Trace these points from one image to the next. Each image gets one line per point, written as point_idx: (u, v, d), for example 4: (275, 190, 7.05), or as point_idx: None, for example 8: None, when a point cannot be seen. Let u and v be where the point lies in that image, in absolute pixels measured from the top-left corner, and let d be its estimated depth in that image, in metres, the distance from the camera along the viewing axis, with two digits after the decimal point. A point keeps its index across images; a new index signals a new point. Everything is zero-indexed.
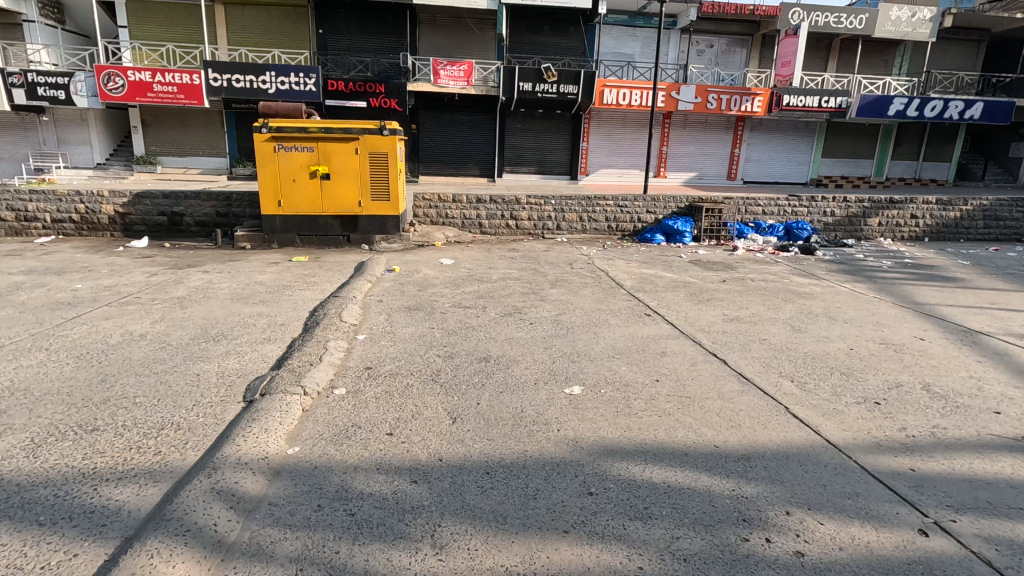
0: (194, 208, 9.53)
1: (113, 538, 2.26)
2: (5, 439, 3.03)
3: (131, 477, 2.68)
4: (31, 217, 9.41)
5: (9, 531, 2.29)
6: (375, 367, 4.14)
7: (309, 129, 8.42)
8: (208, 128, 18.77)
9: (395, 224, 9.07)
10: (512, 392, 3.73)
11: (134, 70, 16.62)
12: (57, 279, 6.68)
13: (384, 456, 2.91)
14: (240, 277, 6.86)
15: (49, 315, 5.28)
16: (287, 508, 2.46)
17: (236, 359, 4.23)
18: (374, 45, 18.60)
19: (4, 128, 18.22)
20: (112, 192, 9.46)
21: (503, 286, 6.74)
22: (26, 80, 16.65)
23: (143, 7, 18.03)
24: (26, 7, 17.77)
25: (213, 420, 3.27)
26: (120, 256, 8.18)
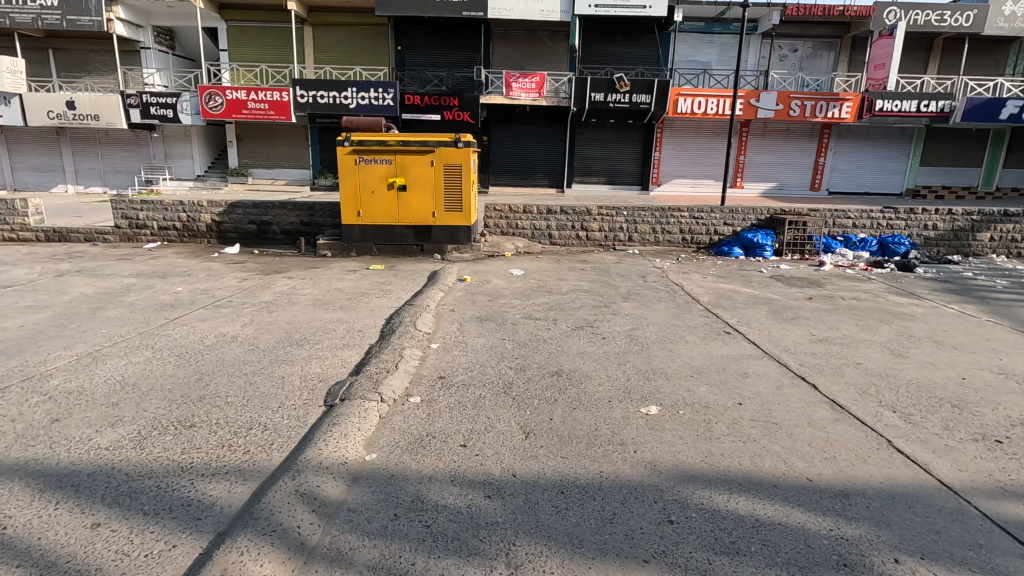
0: (281, 218, 10.12)
1: (206, 532, 2.38)
2: (117, 431, 3.29)
3: (223, 474, 2.83)
4: (141, 224, 10.33)
5: (118, 518, 2.48)
6: (448, 376, 4.18)
7: (388, 142, 8.77)
8: (294, 142, 19.97)
9: (467, 234, 9.21)
10: (585, 408, 3.64)
11: (231, 89, 18.00)
12: (161, 283, 7.27)
13: (458, 468, 2.91)
14: (321, 284, 7.19)
15: (155, 316, 5.75)
16: (365, 515, 2.50)
17: (318, 363, 4.41)
18: (449, 59, 19.14)
19: (121, 144, 20.22)
20: (210, 202, 10.23)
21: (573, 298, 6.66)
22: (141, 101, 18.43)
23: (242, 32, 19.54)
24: (144, 36, 19.76)
25: (297, 422, 3.41)
26: (216, 262, 8.81)
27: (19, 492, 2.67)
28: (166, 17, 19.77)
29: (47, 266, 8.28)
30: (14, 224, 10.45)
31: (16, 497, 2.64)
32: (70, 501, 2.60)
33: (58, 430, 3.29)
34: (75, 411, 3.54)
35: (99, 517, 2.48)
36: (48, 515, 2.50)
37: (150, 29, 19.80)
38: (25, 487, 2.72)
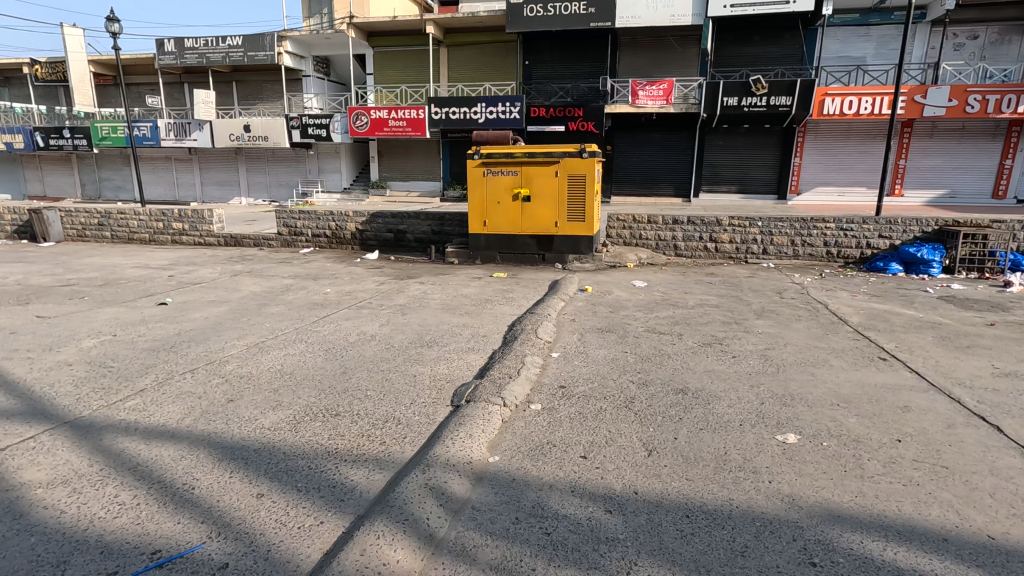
0: (415, 227, 10.84)
1: (348, 513, 2.62)
2: (277, 414, 3.74)
3: (363, 461, 3.09)
4: (298, 232, 11.66)
5: (278, 491, 2.81)
6: (568, 386, 4.18)
7: (515, 154, 9.05)
8: (428, 156, 21.36)
9: (588, 244, 9.17)
10: (713, 430, 3.44)
11: (375, 109, 19.73)
12: (313, 284, 8.15)
13: (579, 479, 2.90)
14: (449, 290, 7.59)
15: (309, 313, 6.46)
16: (488, 515, 2.59)
17: (445, 364, 4.66)
18: (575, 71, 19.28)
19: (284, 161, 23.01)
20: (355, 212, 11.27)
21: (700, 313, 6.34)
22: (302, 123, 20.87)
23: (386, 56, 21.37)
24: (306, 65, 22.40)
25: (427, 419, 3.62)
26: (358, 266, 9.69)
27: (205, 458, 3.15)
28: (324, 48, 22.25)
29: (226, 267, 9.66)
30: (202, 230, 12.35)
31: (201, 462, 3.11)
32: (241, 471, 3.01)
33: (232, 409, 3.83)
34: (245, 393, 4.09)
35: (264, 488, 2.83)
36: (226, 480, 2.92)
37: (311, 60, 22.42)
38: (208, 455, 3.19)
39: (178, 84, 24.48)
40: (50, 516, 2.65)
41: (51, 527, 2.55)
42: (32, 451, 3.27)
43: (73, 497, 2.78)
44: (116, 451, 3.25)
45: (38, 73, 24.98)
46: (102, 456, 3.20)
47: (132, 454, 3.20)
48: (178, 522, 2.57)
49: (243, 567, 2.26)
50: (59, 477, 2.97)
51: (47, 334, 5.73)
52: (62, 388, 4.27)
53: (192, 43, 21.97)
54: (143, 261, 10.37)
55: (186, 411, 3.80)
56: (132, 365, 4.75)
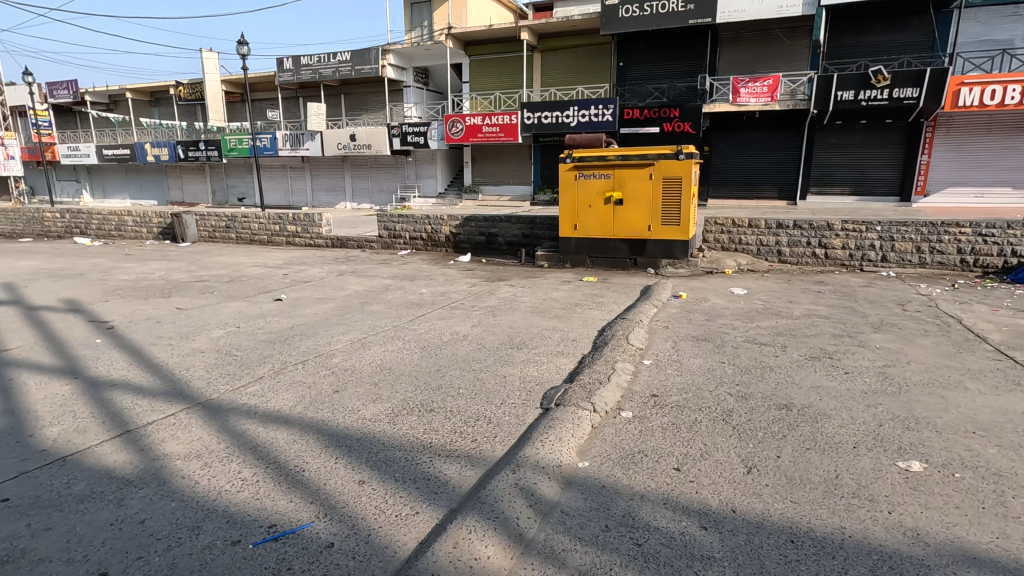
0: (506, 230, 11.01)
1: (442, 506, 2.71)
2: (377, 406, 3.96)
3: (456, 457, 3.19)
4: (397, 234, 12.29)
5: (378, 479, 2.98)
6: (661, 395, 4.05)
7: (608, 157, 8.94)
8: (519, 160, 21.66)
9: (683, 249, 8.86)
10: (822, 452, 3.18)
11: (470, 116, 20.32)
12: (410, 284, 8.54)
13: (672, 492, 2.80)
14: (539, 293, 7.64)
15: (406, 312, 6.78)
16: (578, 520, 2.57)
17: (535, 366, 4.70)
18: (672, 70, 18.69)
19: (385, 168, 24.33)
20: (449, 216, 11.66)
21: (808, 324, 5.89)
22: (401, 131, 21.96)
23: (481, 64, 21.97)
24: (407, 76, 23.56)
25: (517, 420, 3.67)
26: (451, 268, 10.03)
27: (313, 444, 3.41)
28: (424, 59, 23.30)
29: (333, 267, 10.40)
30: (313, 233, 13.38)
31: (310, 446, 3.37)
32: (346, 457, 3.23)
33: (338, 399, 4.11)
34: (349, 385, 4.38)
35: (365, 476, 3.01)
36: (332, 465, 3.14)
37: (411, 71, 23.56)
38: (316, 441, 3.45)
39: (294, 99, 26.72)
40: (187, 485, 2.99)
41: (187, 495, 2.88)
42: (173, 427, 3.71)
43: (204, 470, 3.12)
44: (239, 432, 3.61)
45: (181, 93, 28.32)
46: (228, 435, 3.56)
47: (253, 435, 3.54)
48: (291, 501, 2.80)
49: (347, 548, 2.42)
50: (193, 451, 3.35)
51: (185, 323, 6.47)
52: (197, 371, 4.81)
53: (308, 60, 23.88)
54: (262, 260, 11.42)
55: (298, 399, 4.13)
56: (253, 355, 5.24)
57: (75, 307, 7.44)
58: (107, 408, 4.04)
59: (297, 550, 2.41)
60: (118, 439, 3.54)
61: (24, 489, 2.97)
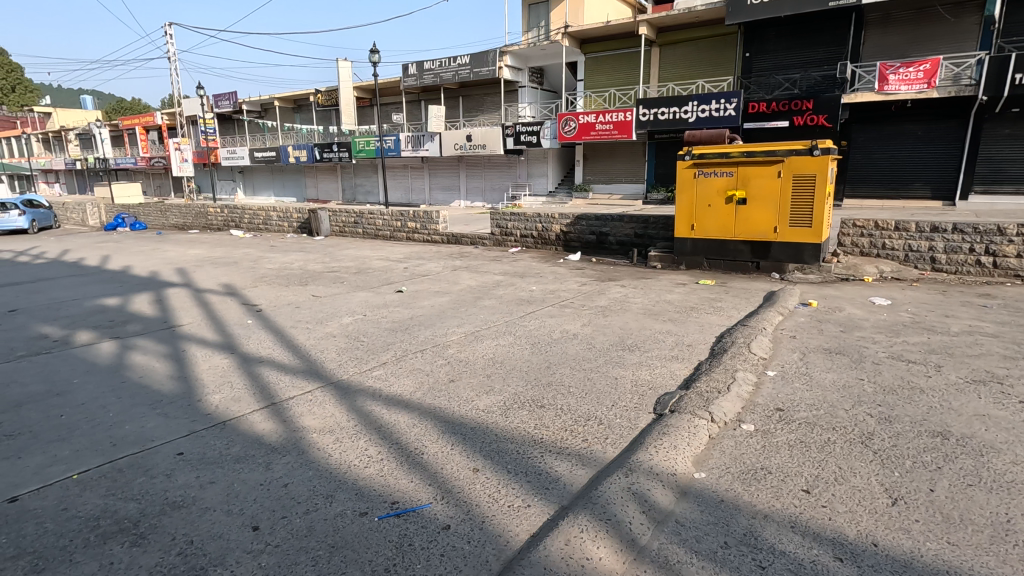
0: (618, 230, 10.79)
1: (553, 502, 2.74)
2: (490, 398, 4.08)
3: (567, 455, 3.20)
4: (508, 232, 12.56)
5: (491, 469, 3.08)
6: (787, 410, 3.76)
7: (731, 153, 8.43)
8: (632, 159, 21.17)
9: (814, 253, 8.12)
10: (989, 491, 2.76)
11: (584, 114, 20.20)
12: (521, 281, 8.70)
13: (801, 515, 2.58)
14: (651, 295, 7.42)
15: (517, 308, 6.91)
16: (694, 533, 2.47)
17: (648, 370, 4.57)
18: (806, 58, 17.19)
19: (498, 167, 24.94)
20: (560, 214, 11.68)
21: (969, 343, 5.14)
22: (515, 131, 22.38)
23: (597, 61, 21.75)
24: (522, 77, 23.97)
25: (629, 424, 3.59)
26: (561, 267, 10.06)
27: (431, 429, 3.59)
28: (539, 59, 23.55)
29: (448, 262, 10.88)
30: (430, 229, 14.09)
31: (428, 432, 3.56)
32: (461, 445, 3.37)
33: (453, 389, 4.29)
34: (464, 375, 4.57)
35: (479, 465, 3.12)
36: (448, 451, 3.29)
37: (527, 71, 23.93)
38: (434, 427, 3.63)
39: (417, 102, 28.28)
40: (322, 456, 3.29)
41: (323, 465, 3.18)
42: (310, 403, 4.10)
43: (337, 444, 3.43)
44: (365, 411, 3.90)
45: (319, 100, 31.15)
46: (356, 414, 3.87)
47: (378, 416, 3.81)
48: (411, 481, 2.97)
49: (463, 531, 2.53)
50: (327, 426, 3.68)
51: (319, 310, 7.12)
52: (330, 354, 5.27)
53: (430, 65, 25.15)
54: (385, 254, 12.24)
55: (417, 385, 4.38)
56: (377, 341, 5.64)
57: (232, 291, 8.49)
58: (257, 381, 4.57)
59: (417, 528, 2.56)
60: (266, 410, 3.99)
61: (194, 446, 3.45)
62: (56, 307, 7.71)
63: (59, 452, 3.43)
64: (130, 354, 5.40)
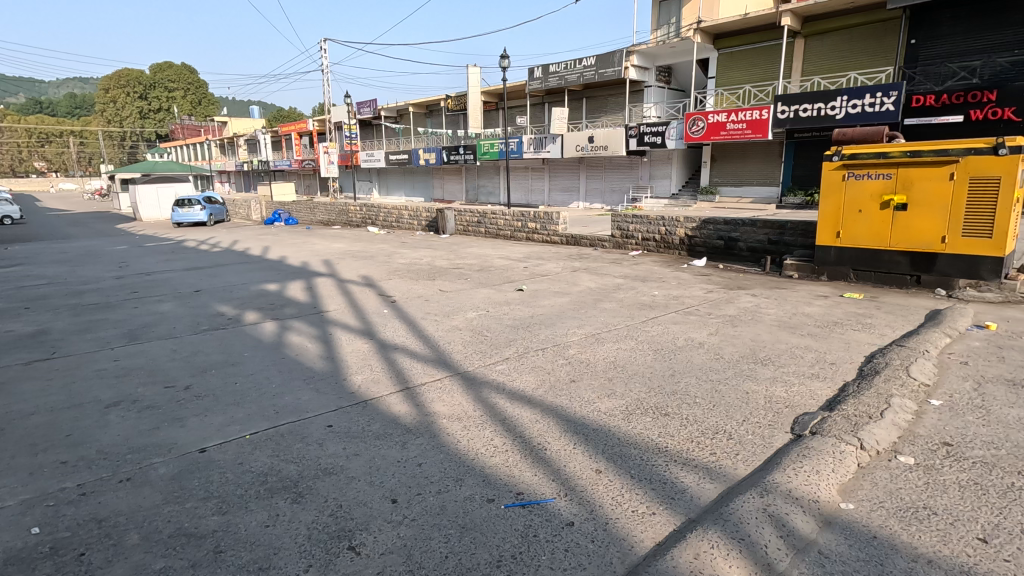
0: (749, 235, 10.11)
1: (680, 513, 2.66)
2: (612, 401, 4.06)
3: (694, 467, 3.09)
4: (630, 235, 12.33)
5: (615, 471, 3.06)
6: (957, 446, 3.29)
7: (890, 153, 7.56)
8: (768, 160, 19.76)
9: (994, 268, 6.99)
10: None
11: (714, 113, 19.20)
12: (642, 285, 8.50)
13: (976, 566, 2.26)
14: (787, 306, 6.88)
15: (638, 313, 6.76)
16: (841, 567, 2.26)
17: (784, 387, 4.24)
18: (989, 42, 14.85)
19: (619, 169, 24.53)
20: (686, 217, 11.21)
21: None
22: (639, 131, 21.87)
23: (731, 57, 20.57)
24: (649, 76, 23.38)
25: (762, 441, 3.37)
26: (685, 272, 9.67)
27: (553, 426, 3.65)
28: (668, 57, 22.77)
29: (567, 263, 10.94)
30: (550, 230, 14.24)
31: (550, 429, 3.62)
32: (583, 445, 3.38)
33: (575, 388, 4.32)
34: (584, 377, 4.57)
35: (602, 466, 3.11)
36: (570, 449, 3.33)
37: (654, 70, 23.28)
38: (555, 425, 3.68)
39: (541, 105, 28.72)
40: (451, 441, 3.49)
41: (452, 450, 3.36)
42: (439, 390, 4.36)
43: (465, 432, 3.61)
44: (490, 403, 4.07)
45: (450, 105, 32.84)
46: (482, 405, 4.04)
47: (502, 409, 3.95)
48: (536, 475, 3.05)
49: (586, 530, 2.55)
50: (456, 414, 3.90)
51: (447, 303, 7.53)
52: (457, 346, 5.55)
53: (556, 68, 25.40)
54: (506, 253, 12.59)
55: (539, 382, 4.47)
56: (500, 337, 5.84)
57: (369, 282, 9.27)
58: (393, 367, 4.95)
59: (542, 521, 2.62)
60: (401, 393, 4.31)
61: (341, 420, 3.83)
62: (229, 289, 8.93)
63: (235, 414, 3.99)
64: (288, 334, 6.12)
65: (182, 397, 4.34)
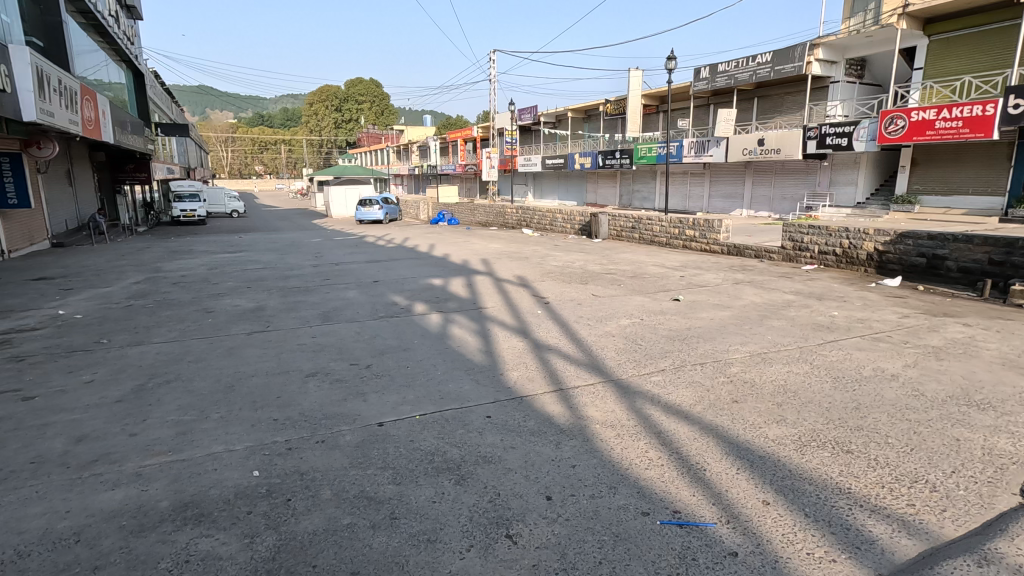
0: (962, 253, 8.52)
1: (867, 566, 2.35)
2: (781, 428, 3.71)
3: (887, 517, 2.70)
4: (804, 247, 11.16)
5: (787, 507, 2.79)
6: None
7: None
8: (989, 164, 16.55)
9: None
10: None
11: (919, 109, 16.55)
12: (818, 304, 7.67)
13: None
14: (1014, 341, 5.69)
15: (813, 334, 6.09)
16: None
17: (1010, 439, 3.50)
18: None
19: (792, 174, 22.33)
20: (877, 230, 9.80)
21: None
22: (819, 133, 19.61)
23: (946, 44, 17.59)
24: (836, 71, 20.95)
25: (979, 500, 2.83)
26: (873, 292, 8.49)
27: (713, 447, 3.45)
28: (862, 48, 20.17)
29: (728, 274, 10.26)
30: (710, 238, 13.47)
31: (711, 449, 3.42)
32: (749, 471, 3.14)
33: (737, 410, 4.04)
34: (749, 398, 4.24)
35: (770, 498, 2.87)
36: (734, 474, 3.12)
37: (843, 64, 20.80)
38: (716, 445, 3.48)
39: (706, 106, 27.27)
40: (605, 447, 3.47)
41: (606, 456, 3.35)
42: (593, 395, 4.36)
43: (619, 440, 3.57)
44: (644, 414, 3.98)
45: (609, 109, 32.67)
46: (636, 415, 3.95)
47: (657, 422, 3.83)
48: (695, 495, 2.91)
49: (752, 564, 2.37)
50: (609, 420, 3.87)
51: (600, 309, 7.51)
52: (611, 352, 5.50)
53: (725, 66, 23.93)
54: (661, 260, 12.19)
55: (697, 399, 4.25)
56: (655, 347, 5.66)
57: (524, 283, 9.60)
58: (547, 367, 5.06)
59: (701, 544, 2.49)
60: (555, 394, 4.39)
61: (499, 412, 4.02)
62: (401, 282, 9.87)
63: (407, 394, 4.40)
64: (452, 327, 6.59)
65: (364, 374, 4.90)
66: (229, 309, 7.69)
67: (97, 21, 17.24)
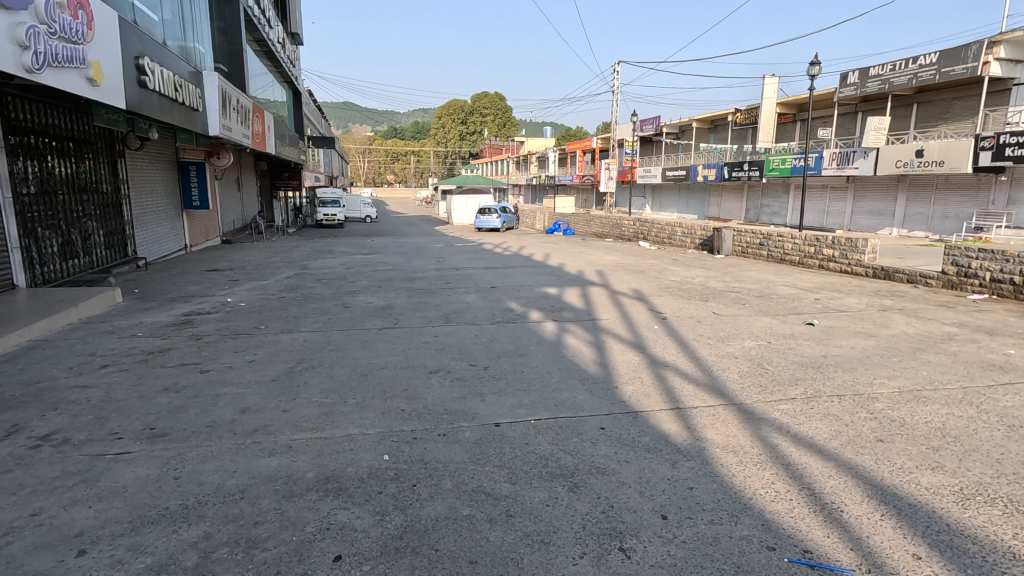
0: None
1: None
2: (936, 476, 3.29)
3: None
4: (971, 273, 9.75)
5: (944, 565, 2.47)
6: None
7: None
8: None
9: None
10: None
11: None
12: (988, 339, 6.63)
13: None
14: None
15: (980, 373, 5.30)
16: None
17: None
18: None
19: (958, 189, 19.61)
20: None
21: None
22: (997, 142, 17.08)
23: None
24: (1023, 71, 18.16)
25: None
26: None
27: (852, 487, 3.15)
28: None
29: (873, 299, 9.26)
30: (852, 259, 12.25)
31: (850, 490, 3.12)
32: (897, 519, 2.82)
33: (883, 450, 3.64)
34: (897, 439, 3.80)
35: (922, 552, 2.55)
36: (878, 520, 2.81)
37: None
38: (856, 486, 3.16)
39: (853, 114, 24.83)
40: (726, 473, 3.31)
41: (727, 482, 3.19)
42: (713, 417, 4.17)
43: (743, 467, 3.38)
44: (771, 443, 3.72)
45: (739, 118, 30.99)
46: (761, 443, 3.72)
47: (786, 453, 3.58)
48: (830, 536, 2.68)
49: None
50: (730, 445, 3.68)
51: (722, 328, 7.15)
52: (733, 374, 5.22)
53: (879, 70, 21.73)
54: (792, 280, 11.29)
55: (833, 432, 3.90)
56: (784, 373, 5.27)
57: (640, 296, 9.42)
58: (663, 384, 4.92)
59: None
60: (673, 412, 4.26)
61: (613, 425, 4.00)
62: (517, 289, 10.13)
63: (523, 398, 4.52)
64: (566, 336, 6.64)
65: (482, 375, 5.12)
66: (363, 305, 8.41)
67: (269, 48, 19.81)
